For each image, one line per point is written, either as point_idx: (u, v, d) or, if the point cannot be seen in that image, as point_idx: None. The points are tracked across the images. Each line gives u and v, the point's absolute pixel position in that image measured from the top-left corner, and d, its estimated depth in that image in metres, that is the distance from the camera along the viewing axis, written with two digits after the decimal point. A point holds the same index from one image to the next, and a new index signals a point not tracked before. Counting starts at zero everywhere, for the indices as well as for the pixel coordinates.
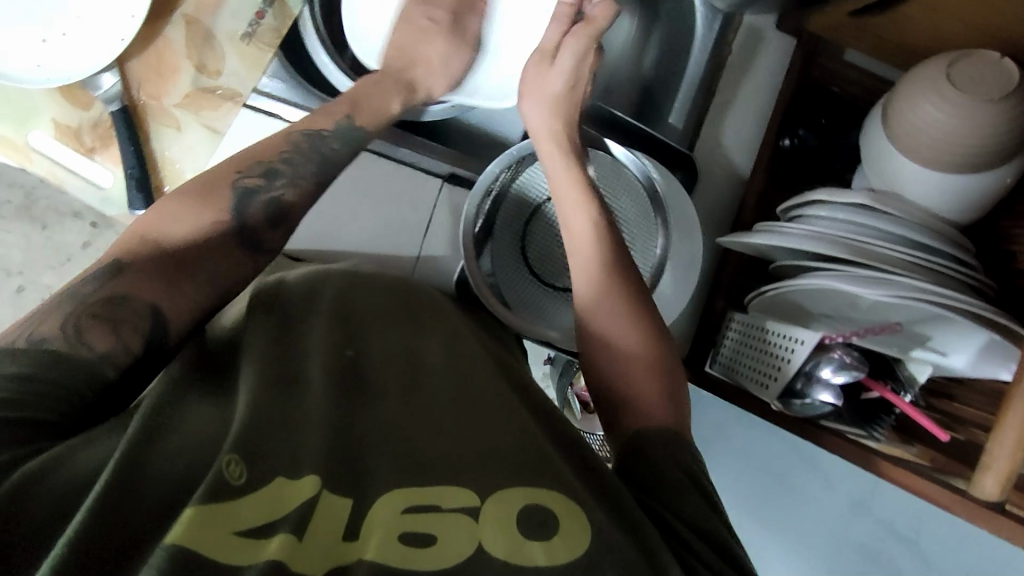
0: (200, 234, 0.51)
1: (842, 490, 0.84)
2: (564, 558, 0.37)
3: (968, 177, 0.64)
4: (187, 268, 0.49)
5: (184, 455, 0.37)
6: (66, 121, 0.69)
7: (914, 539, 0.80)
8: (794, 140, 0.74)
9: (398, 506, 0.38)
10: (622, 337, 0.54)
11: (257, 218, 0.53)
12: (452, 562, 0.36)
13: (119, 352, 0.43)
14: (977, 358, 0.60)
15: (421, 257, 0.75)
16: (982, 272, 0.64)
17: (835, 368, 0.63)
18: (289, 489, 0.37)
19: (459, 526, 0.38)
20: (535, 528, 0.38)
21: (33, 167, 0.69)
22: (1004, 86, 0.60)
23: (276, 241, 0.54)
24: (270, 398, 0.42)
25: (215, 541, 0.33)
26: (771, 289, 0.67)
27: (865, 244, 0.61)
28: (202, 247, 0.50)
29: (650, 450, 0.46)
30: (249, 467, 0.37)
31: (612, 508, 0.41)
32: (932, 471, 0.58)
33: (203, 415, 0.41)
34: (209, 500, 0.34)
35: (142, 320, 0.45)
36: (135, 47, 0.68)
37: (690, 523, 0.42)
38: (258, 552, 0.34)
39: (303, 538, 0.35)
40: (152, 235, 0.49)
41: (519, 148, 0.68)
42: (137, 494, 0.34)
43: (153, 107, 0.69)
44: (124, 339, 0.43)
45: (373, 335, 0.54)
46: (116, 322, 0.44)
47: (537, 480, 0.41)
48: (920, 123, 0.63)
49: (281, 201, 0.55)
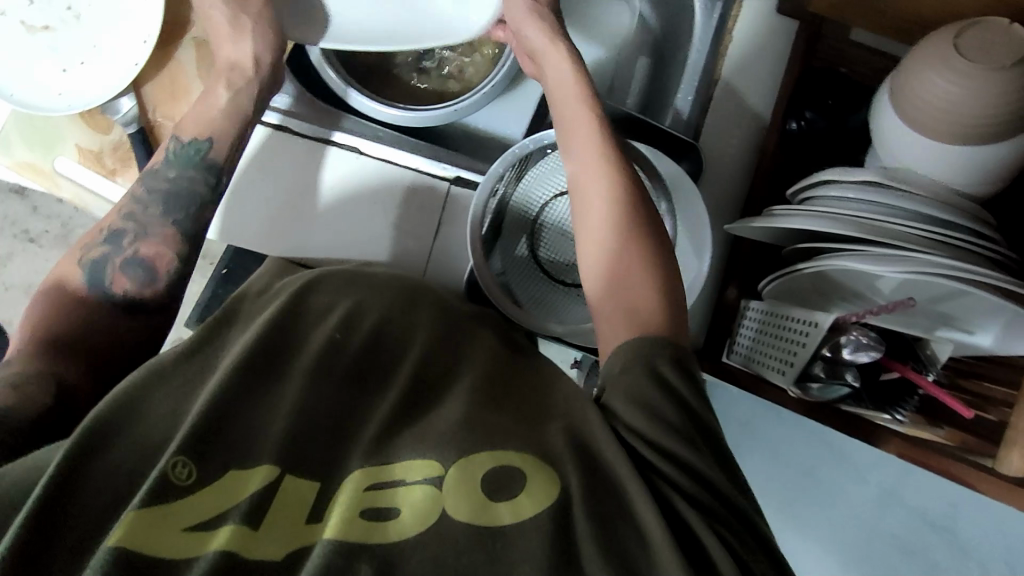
0: (81, 314, 0.58)
1: (873, 482, 0.82)
2: (530, 513, 0.38)
3: (983, 148, 0.62)
4: (80, 347, 0.56)
5: (131, 457, 0.40)
6: (89, 146, 0.72)
7: (950, 528, 0.78)
8: (801, 123, 0.74)
9: (365, 484, 0.40)
10: (633, 277, 0.52)
11: (124, 278, 0.60)
12: (414, 531, 0.38)
13: (26, 404, 0.50)
14: (1003, 334, 0.58)
15: (433, 259, 0.76)
16: (1003, 243, 0.62)
17: (853, 349, 0.60)
18: (242, 479, 0.39)
19: (421, 497, 0.39)
20: (497, 489, 0.39)
21: (59, 191, 0.73)
22: (1016, 52, 0.58)
23: (150, 274, 0.61)
24: (232, 387, 0.43)
25: (160, 539, 0.36)
26: (804, 267, 0.63)
27: (875, 220, 0.60)
28: (82, 323, 0.58)
29: (637, 384, 0.45)
30: (197, 467, 0.39)
31: (587, 469, 0.41)
32: (961, 451, 0.57)
33: (161, 407, 0.43)
34: (148, 505, 0.36)
35: (41, 383, 0.52)
36: (149, 71, 0.71)
37: (665, 449, 0.42)
38: (202, 545, 0.36)
39: (258, 528, 0.37)
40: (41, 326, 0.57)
41: (522, 146, 0.68)
42: (82, 496, 0.37)
43: (169, 127, 0.72)
44: (30, 395, 0.50)
45: (371, 322, 0.54)
46: (19, 386, 0.51)
47: (504, 445, 0.41)
48: (930, 95, 0.62)
49: (140, 254, 0.61)
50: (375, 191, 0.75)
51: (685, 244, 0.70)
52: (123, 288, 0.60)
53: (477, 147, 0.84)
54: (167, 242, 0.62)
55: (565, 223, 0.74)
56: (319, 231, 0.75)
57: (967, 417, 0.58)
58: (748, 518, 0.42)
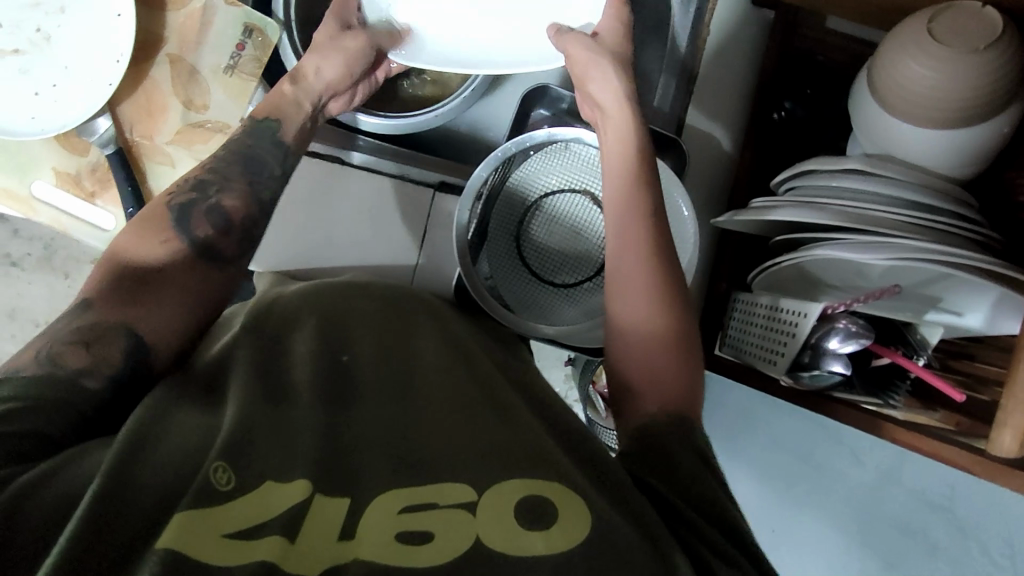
0: (159, 256, 0.51)
1: (872, 464, 0.83)
2: (563, 546, 0.37)
3: (958, 132, 0.63)
4: (153, 292, 0.49)
5: (172, 462, 0.37)
6: (66, 169, 0.71)
7: (948, 507, 0.79)
8: (782, 113, 0.75)
9: (396, 506, 0.38)
10: (657, 346, 0.51)
11: (207, 225, 0.54)
12: (448, 557, 0.36)
13: (99, 367, 0.43)
14: (992, 313, 0.58)
15: (420, 265, 0.76)
16: (985, 224, 0.62)
17: (843, 337, 0.62)
18: (277, 493, 0.37)
19: (456, 522, 0.38)
20: (530, 517, 0.38)
21: (37, 216, 0.72)
22: (988, 36, 0.58)
23: (230, 227, 0.55)
24: (262, 408, 0.42)
25: (204, 544, 0.33)
26: (786, 258, 0.64)
27: (858, 208, 0.60)
28: (160, 265, 0.51)
29: (669, 441, 0.44)
30: (237, 473, 0.37)
31: (612, 498, 0.40)
32: (954, 434, 0.57)
33: (194, 421, 0.40)
34: (194, 506, 0.34)
35: (117, 339, 0.45)
36: (125, 89, 0.70)
37: (696, 505, 0.41)
38: (247, 555, 0.34)
39: (293, 539, 0.35)
40: (115, 270, 0.49)
41: (503, 150, 0.67)
42: (127, 505, 0.34)
43: (147, 146, 0.71)
44: (103, 355, 0.43)
45: (363, 334, 0.53)
46: (92, 343, 0.44)
47: (535, 473, 0.40)
48: (905, 81, 0.62)
49: (222, 205, 0.55)
50: (364, 199, 0.75)
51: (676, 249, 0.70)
52: (204, 233, 0.54)
53: (462, 152, 0.84)
54: (243, 199, 0.57)
55: (551, 225, 0.74)
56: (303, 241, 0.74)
57: (959, 400, 0.59)
58: (751, 547, 0.40)
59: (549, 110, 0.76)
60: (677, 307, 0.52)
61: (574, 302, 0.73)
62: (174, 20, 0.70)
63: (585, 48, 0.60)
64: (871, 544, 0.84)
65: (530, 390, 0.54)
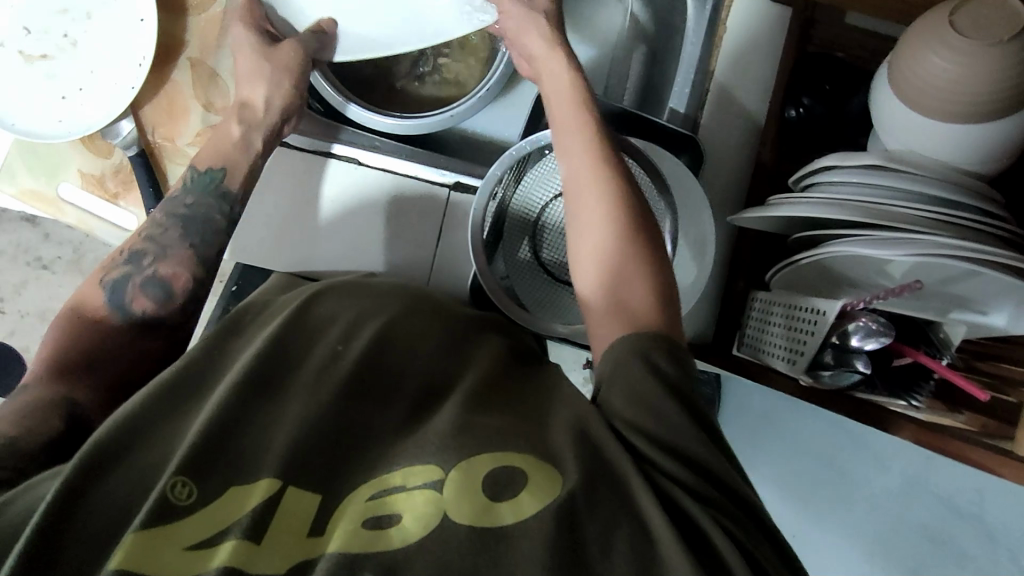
0: (96, 336, 0.57)
1: (895, 469, 0.80)
2: (532, 512, 0.38)
3: (984, 126, 0.61)
4: (89, 367, 0.55)
5: (132, 480, 0.39)
6: (90, 171, 0.73)
7: (976, 513, 0.75)
8: (799, 109, 0.73)
9: (367, 494, 0.39)
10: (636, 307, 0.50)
11: (145, 296, 0.59)
12: (419, 534, 0.37)
13: (33, 433, 0.47)
14: (1017, 312, 0.58)
15: (436, 265, 0.76)
16: (1008, 219, 0.60)
17: (863, 336, 0.60)
18: (241, 493, 0.38)
19: (423, 502, 0.38)
20: (501, 489, 0.39)
21: (64, 217, 0.74)
22: (1013, 27, 0.57)
23: (167, 292, 0.60)
24: (243, 400, 0.42)
25: (163, 559, 0.35)
26: (804, 258, 0.63)
27: (881, 204, 0.59)
28: (95, 349, 0.56)
29: (639, 384, 0.45)
30: (198, 487, 0.38)
31: (586, 454, 0.41)
32: (979, 435, 0.56)
33: (171, 433, 0.42)
34: (149, 526, 0.36)
35: (52, 412, 0.50)
36: (147, 93, 0.72)
37: (666, 446, 0.43)
38: (208, 561, 0.36)
39: (260, 542, 0.36)
40: (61, 351, 0.55)
41: (517, 150, 0.68)
42: (80, 524, 0.37)
43: (169, 148, 0.73)
44: (39, 425, 0.48)
45: (364, 322, 0.53)
46: (27, 415, 0.48)
47: (507, 445, 0.41)
48: (926, 75, 0.61)
49: (159, 274, 0.60)
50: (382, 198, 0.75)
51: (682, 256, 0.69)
52: (142, 307, 0.59)
53: (477, 153, 0.84)
54: (186, 263, 0.61)
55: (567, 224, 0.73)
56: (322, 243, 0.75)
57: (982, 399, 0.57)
58: (734, 492, 0.42)
59: None
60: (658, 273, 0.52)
61: None
62: (195, 25, 0.72)
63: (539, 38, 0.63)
64: (896, 551, 0.82)
65: (524, 371, 0.55)
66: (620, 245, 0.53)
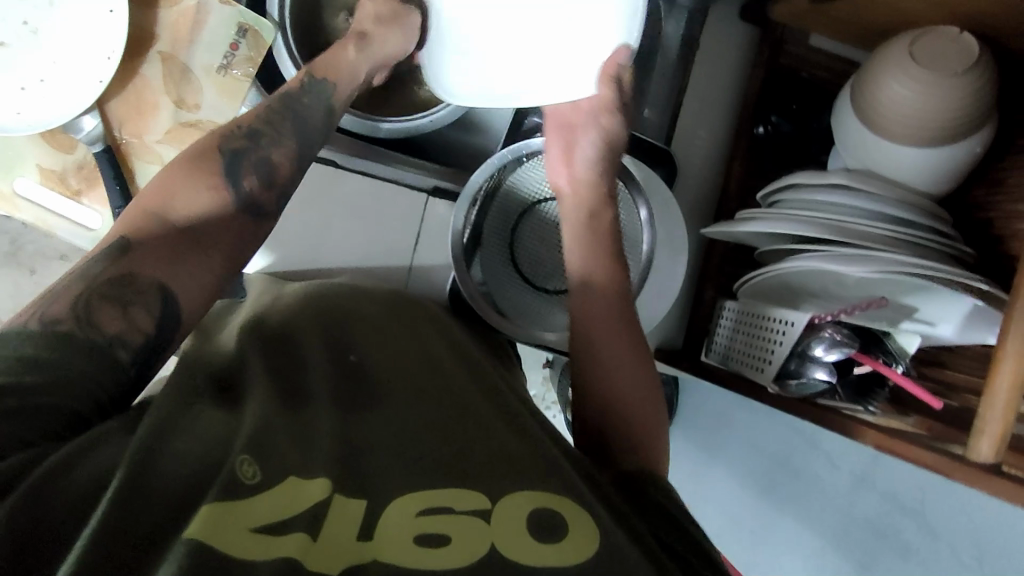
0: (208, 208, 0.49)
1: (845, 467, 0.85)
2: (576, 558, 0.37)
3: (936, 150, 0.66)
4: (190, 237, 0.47)
5: (193, 461, 0.37)
6: (50, 166, 0.69)
7: (918, 510, 0.81)
8: (768, 126, 0.78)
9: (413, 509, 0.38)
10: (627, 367, 0.56)
11: (249, 168, 0.53)
12: (466, 560, 0.36)
13: (129, 337, 0.41)
14: (964, 324, 0.61)
15: (414, 265, 0.76)
16: (960, 241, 0.65)
17: (827, 346, 0.65)
18: (298, 489, 0.37)
19: (471, 529, 0.38)
20: (545, 530, 0.38)
21: (20, 214, 0.69)
22: (966, 59, 0.61)
23: (271, 179, 0.54)
24: (278, 412, 0.42)
25: (235, 540, 0.33)
26: (766, 270, 0.67)
27: (846, 222, 0.63)
28: (213, 212, 0.49)
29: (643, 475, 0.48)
30: (260, 467, 0.37)
31: (605, 502, 0.42)
32: (929, 439, 0.56)
33: (215, 421, 0.41)
34: (220, 500, 0.35)
35: (150, 301, 0.43)
36: (113, 87, 0.68)
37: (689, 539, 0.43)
38: (271, 548, 0.34)
39: (315, 537, 0.35)
40: (156, 208, 0.47)
41: (500, 156, 0.68)
42: (151, 493, 0.34)
43: (137, 146, 0.70)
44: (136, 320, 0.42)
45: (357, 333, 0.55)
46: (126, 302, 0.42)
47: (544, 485, 0.40)
48: (888, 102, 0.65)
49: (271, 158, 0.54)
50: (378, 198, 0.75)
51: (656, 279, 0.71)
52: (249, 186, 0.52)
53: (456, 157, 0.85)
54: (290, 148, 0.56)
55: (543, 231, 0.75)
56: (315, 244, 0.74)
57: (935, 407, 0.61)
58: None
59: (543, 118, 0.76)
60: (643, 351, 0.58)
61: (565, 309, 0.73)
62: (166, 17, 0.69)
63: (566, 169, 0.66)
64: (847, 547, 0.86)
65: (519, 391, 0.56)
66: (621, 337, 0.58)
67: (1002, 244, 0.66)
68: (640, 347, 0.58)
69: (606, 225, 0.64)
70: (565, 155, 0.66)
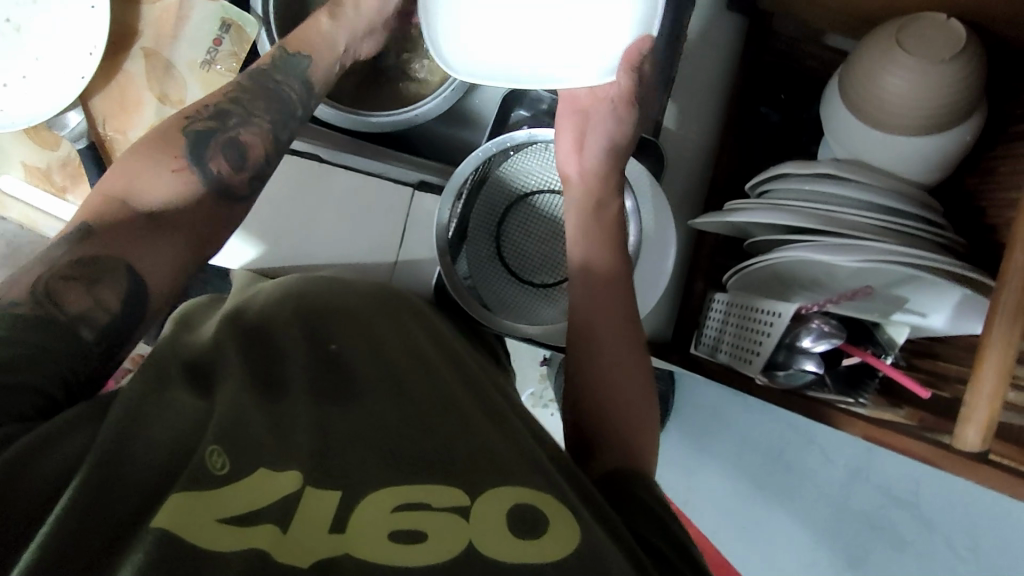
0: (174, 191, 0.50)
1: (839, 461, 0.84)
2: (554, 554, 0.36)
3: (924, 138, 0.65)
4: (155, 220, 0.47)
5: (162, 450, 0.36)
6: (36, 163, 0.70)
7: (914, 503, 0.79)
8: (757, 117, 0.78)
9: (390, 503, 0.37)
10: (619, 364, 0.57)
11: (220, 150, 0.53)
12: (441, 558, 0.35)
13: (94, 314, 0.42)
14: (953, 317, 0.61)
15: (399, 261, 0.75)
16: (950, 230, 0.65)
17: (815, 337, 0.65)
18: (269, 482, 0.36)
19: (449, 525, 0.37)
20: (523, 526, 0.37)
21: (7, 212, 0.71)
22: (954, 46, 0.60)
23: (243, 160, 0.54)
24: (254, 403, 0.42)
25: (201, 530, 0.33)
26: (754, 262, 0.66)
27: (835, 212, 0.62)
28: (174, 200, 0.49)
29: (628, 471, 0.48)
30: (231, 458, 0.37)
31: (583, 494, 0.42)
32: (919, 429, 0.55)
33: (186, 406, 0.40)
34: (187, 489, 0.34)
35: (118, 279, 0.44)
36: (97, 83, 0.69)
37: (671, 535, 0.42)
38: (240, 541, 0.33)
39: (286, 530, 0.35)
40: (121, 192, 0.48)
41: (485, 149, 0.67)
42: (119, 483, 0.34)
43: (121, 141, 0.69)
44: (102, 299, 0.43)
45: (338, 320, 0.54)
46: (91, 281, 0.43)
47: (523, 481, 0.40)
48: (876, 90, 0.64)
49: (240, 136, 0.55)
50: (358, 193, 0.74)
51: (643, 272, 0.71)
52: (218, 166, 0.53)
53: (446, 152, 0.85)
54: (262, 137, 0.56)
55: (530, 225, 0.75)
56: (300, 241, 0.74)
57: (924, 397, 0.60)
58: None
59: (528, 110, 0.76)
60: (636, 349, 0.58)
61: (553, 303, 0.73)
62: (149, 14, 0.69)
63: (574, 156, 0.65)
64: (841, 540, 0.85)
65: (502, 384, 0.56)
66: (613, 337, 0.58)
67: (995, 233, 0.64)
68: (632, 345, 0.58)
69: (607, 221, 0.63)
70: (574, 143, 0.65)
